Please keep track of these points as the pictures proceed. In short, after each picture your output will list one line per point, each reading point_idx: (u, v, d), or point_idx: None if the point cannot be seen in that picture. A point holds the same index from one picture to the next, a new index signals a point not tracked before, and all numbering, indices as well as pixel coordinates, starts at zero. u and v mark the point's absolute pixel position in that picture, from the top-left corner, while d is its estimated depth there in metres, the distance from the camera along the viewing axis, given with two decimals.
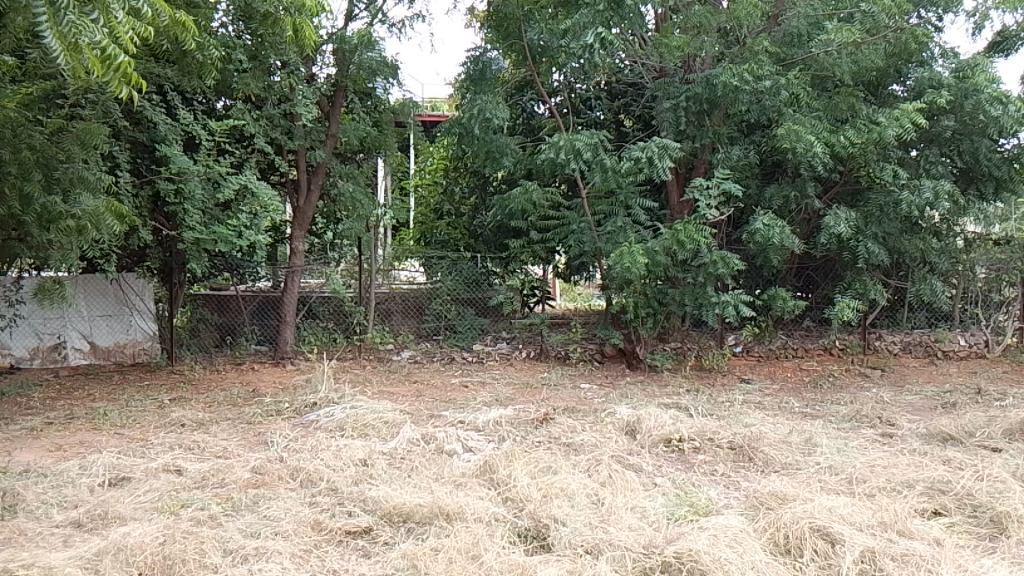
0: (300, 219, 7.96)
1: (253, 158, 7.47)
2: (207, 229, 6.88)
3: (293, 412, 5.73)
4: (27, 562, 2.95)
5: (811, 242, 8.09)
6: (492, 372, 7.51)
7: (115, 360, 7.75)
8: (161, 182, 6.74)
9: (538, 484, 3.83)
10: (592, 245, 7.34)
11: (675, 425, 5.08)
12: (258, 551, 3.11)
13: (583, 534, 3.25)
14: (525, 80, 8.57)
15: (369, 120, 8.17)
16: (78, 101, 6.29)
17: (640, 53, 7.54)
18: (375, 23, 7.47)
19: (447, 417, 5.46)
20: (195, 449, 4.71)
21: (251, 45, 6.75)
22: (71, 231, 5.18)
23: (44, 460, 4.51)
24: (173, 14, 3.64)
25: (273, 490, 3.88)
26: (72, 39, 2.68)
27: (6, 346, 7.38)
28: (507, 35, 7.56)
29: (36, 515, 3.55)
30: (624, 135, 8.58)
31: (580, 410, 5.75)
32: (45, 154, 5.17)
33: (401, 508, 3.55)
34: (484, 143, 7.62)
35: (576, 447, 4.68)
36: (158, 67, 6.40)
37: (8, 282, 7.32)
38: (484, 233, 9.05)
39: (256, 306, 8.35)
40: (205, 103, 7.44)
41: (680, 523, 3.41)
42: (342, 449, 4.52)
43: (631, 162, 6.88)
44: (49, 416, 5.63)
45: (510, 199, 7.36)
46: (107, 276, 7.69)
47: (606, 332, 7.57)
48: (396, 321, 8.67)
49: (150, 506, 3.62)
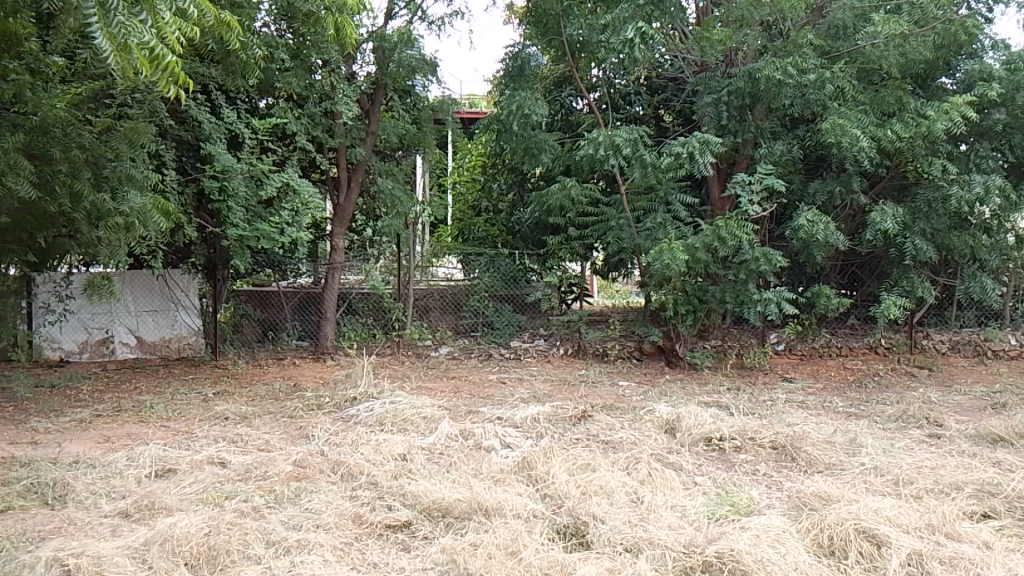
0: (341, 217, 8.06)
1: (295, 156, 7.56)
2: (250, 227, 7.00)
3: (333, 406, 5.80)
4: (77, 550, 3.02)
5: (856, 238, 7.93)
6: (530, 369, 7.50)
7: (160, 354, 7.95)
8: (205, 181, 6.86)
9: (577, 482, 3.80)
10: (631, 242, 7.30)
11: (715, 423, 5.00)
12: (300, 543, 3.15)
13: (622, 532, 3.23)
14: (564, 76, 8.54)
15: (408, 117, 8.21)
16: (126, 101, 6.43)
17: (681, 47, 7.46)
18: (415, 20, 7.51)
19: (485, 413, 5.47)
20: (239, 442, 4.79)
21: (293, 44, 6.84)
22: (120, 229, 5.29)
23: (92, 451, 4.62)
24: (219, 14, 3.69)
25: (314, 484, 3.93)
26: (122, 40, 2.74)
27: (57, 340, 7.59)
28: (546, 31, 7.55)
29: (86, 505, 3.65)
30: (664, 131, 8.49)
31: (618, 408, 5.72)
32: (95, 153, 5.27)
33: (440, 504, 3.56)
34: (522, 139, 7.61)
35: (614, 445, 4.64)
36: (202, 67, 6.53)
37: (58, 278, 7.52)
38: (522, 230, 9.03)
39: (297, 302, 8.47)
40: (247, 102, 7.56)
41: (720, 523, 3.36)
42: (382, 444, 4.56)
43: (671, 158, 6.82)
44: (98, 409, 5.77)
45: (548, 196, 7.35)
46: (153, 272, 7.87)
47: (645, 330, 7.52)
48: (434, 318, 8.69)
49: (195, 498, 3.69)
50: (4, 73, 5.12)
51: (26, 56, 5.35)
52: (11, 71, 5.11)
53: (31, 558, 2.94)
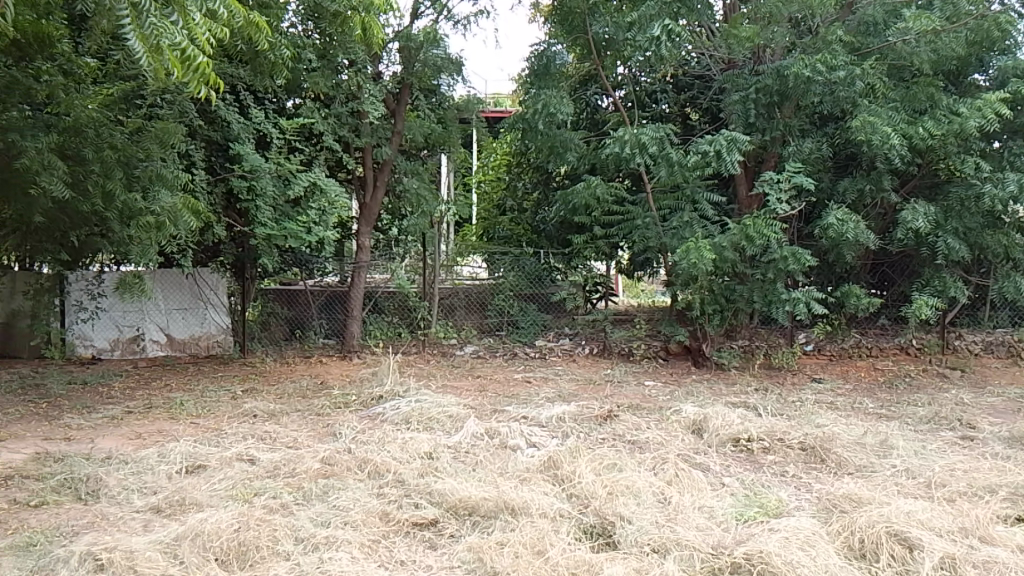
0: (367, 216, 8.12)
1: (322, 155, 7.63)
2: (278, 226, 7.11)
3: (360, 404, 5.85)
4: (110, 545, 3.06)
5: (887, 237, 7.81)
6: (555, 368, 7.49)
7: (190, 352, 8.04)
8: (234, 180, 6.94)
9: (603, 482, 3.79)
10: (657, 241, 7.26)
11: (743, 424, 4.97)
12: (328, 540, 3.17)
13: (650, 532, 3.21)
14: (589, 75, 8.51)
15: (434, 117, 8.20)
16: (157, 102, 6.51)
17: (708, 45, 7.40)
18: (441, 20, 7.53)
19: (510, 412, 5.47)
20: (267, 439, 4.84)
21: (320, 44, 6.89)
22: (151, 227, 5.24)
23: (124, 447, 4.70)
24: (247, 15, 3.74)
25: (341, 481, 3.96)
26: (153, 41, 2.79)
27: (89, 338, 7.72)
28: (571, 29, 7.54)
29: (118, 500, 3.71)
30: (691, 128, 8.44)
31: (644, 408, 5.69)
32: (126, 154, 5.33)
33: (467, 502, 3.58)
34: (547, 138, 7.59)
35: (641, 445, 4.62)
36: (231, 67, 6.60)
37: (90, 276, 7.64)
38: (547, 229, 9.02)
39: (324, 301, 8.51)
40: (275, 102, 7.63)
41: (748, 525, 3.33)
42: (408, 441, 4.58)
43: (698, 156, 6.78)
44: (129, 405, 5.86)
45: (573, 194, 7.33)
46: (182, 270, 7.94)
47: (671, 330, 7.47)
48: (460, 317, 8.72)
49: (225, 494, 3.74)
50: (38, 74, 5.22)
51: (58, 57, 5.45)
52: (44, 72, 5.22)
53: (66, 552, 2.99)
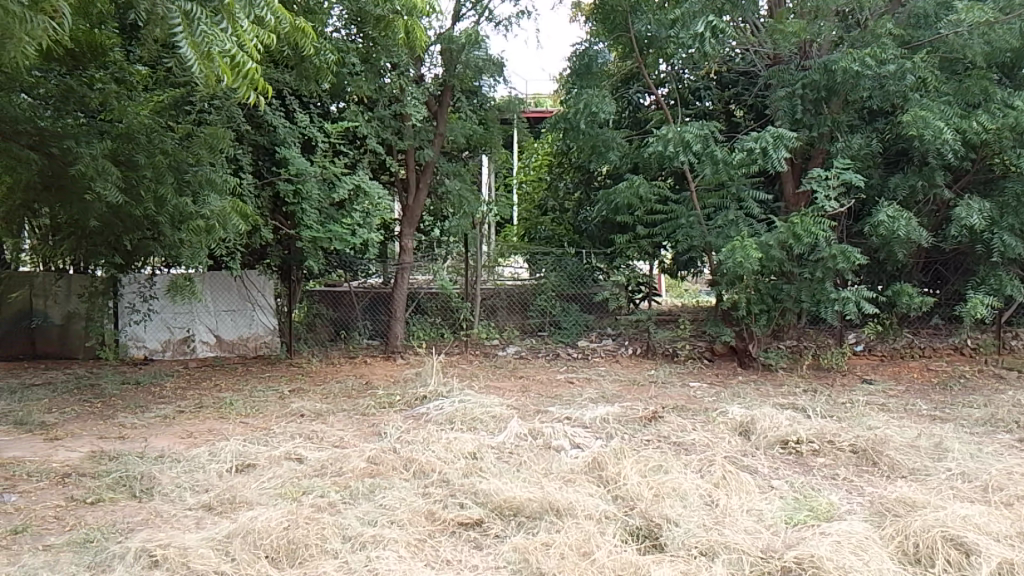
0: (409, 218, 8.19)
1: (366, 158, 7.72)
2: (323, 228, 7.22)
3: (404, 404, 5.90)
4: (164, 542, 3.14)
5: (939, 234, 7.61)
6: (598, 369, 7.45)
7: (238, 352, 8.20)
8: (281, 184, 7.05)
9: (649, 483, 3.77)
10: (702, 240, 7.17)
11: (791, 426, 4.88)
12: (375, 538, 3.20)
13: (697, 535, 3.18)
14: (631, 73, 8.46)
15: (475, 118, 8.25)
16: (205, 107, 6.62)
17: (753, 40, 7.30)
18: (482, 21, 7.55)
19: (554, 413, 5.46)
20: (314, 438, 4.92)
21: (363, 48, 6.98)
22: (201, 231, 5.45)
23: (176, 446, 4.81)
24: (293, 21, 3.81)
25: (388, 480, 4.00)
26: (205, 48, 2.84)
27: (142, 339, 7.90)
28: (613, 27, 7.51)
29: (171, 498, 3.79)
30: (736, 125, 8.34)
31: (690, 409, 5.63)
32: (176, 158, 5.44)
33: (512, 502, 3.58)
34: (589, 137, 7.56)
35: (687, 446, 4.58)
36: (277, 73, 6.73)
37: (143, 278, 7.81)
38: (588, 229, 8.96)
39: (368, 301, 8.65)
40: (320, 106, 7.73)
41: (799, 529, 3.28)
42: (453, 441, 4.61)
43: (743, 153, 6.68)
44: (181, 405, 6.01)
45: (616, 193, 7.30)
46: (231, 273, 8.10)
47: (717, 330, 7.35)
48: (502, 317, 8.74)
49: (274, 492, 3.80)
50: (91, 82, 5.46)
51: (111, 66, 5.70)
52: (98, 80, 5.46)
53: (122, 549, 3.08)
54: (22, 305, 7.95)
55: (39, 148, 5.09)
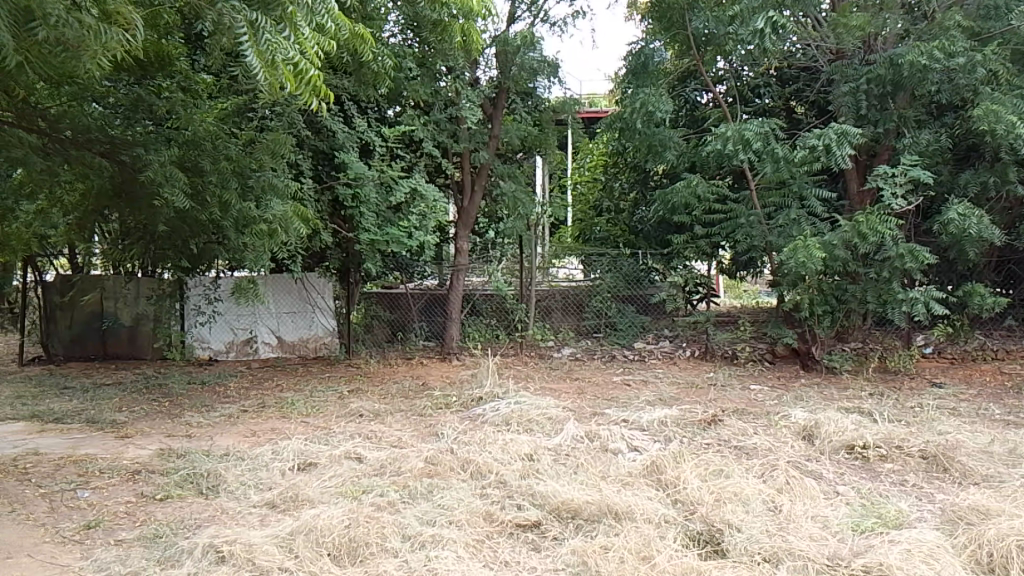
0: (465, 219, 8.23)
1: (423, 162, 7.82)
2: (381, 231, 7.36)
3: (460, 405, 5.94)
4: (230, 538, 3.22)
5: (1013, 232, 7.32)
6: (655, 371, 7.38)
7: (299, 353, 8.39)
8: (340, 188, 7.19)
9: (710, 488, 3.71)
10: (762, 239, 7.06)
11: (857, 430, 4.75)
12: (435, 538, 3.23)
13: (761, 541, 3.11)
14: (688, 71, 8.36)
15: (530, 119, 8.28)
16: (267, 114, 6.79)
17: (814, 35, 7.14)
18: (537, 22, 7.55)
19: (611, 415, 5.42)
20: (373, 438, 4.99)
21: (420, 53, 7.07)
22: (264, 234, 5.55)
23: (240, 444, 4.94)
24: (353, 27, 3.89)
25: (446, 480, 4.03)
26: (270, 56, 2.92)
27: (207, 340, 8.14)
28: (670, 25, 7.44)
29: (237, 495, 3.89)
30: (797, 122, 8.17)
31: (750, 412, 5.52)
32: (240, 164, 5.56)
33: (570, 504, 3.56)
34: (645, 137, 7.50)
35: (748, 450, 4.49)
36: (337, 78, 6.86)
37: (208, 281, 8.01)
38: (645, 229, 8.88)
39: (424, 304, 8.74)
40: (377, 111, 7.83)
41: (866, 536, 3.18)
42: (509, 443, 4.61)
43: (806, 151, 6.53)
44: (244, 404, 6.16)
45: (673, 193, 7.25)
46: (292, 276, 8.27)
47: (779, 331, 7.18)
48: (557, 318, 8.72)
49: (335, 491, 3.87)
50: (158, 90, 5.70)
51: (177, 75, 5.90)
52: (164, 89, 5.72)
53: (190, 544, 3.17)
54: (94, 307, 8.18)
55: (110, 156, 5.31)
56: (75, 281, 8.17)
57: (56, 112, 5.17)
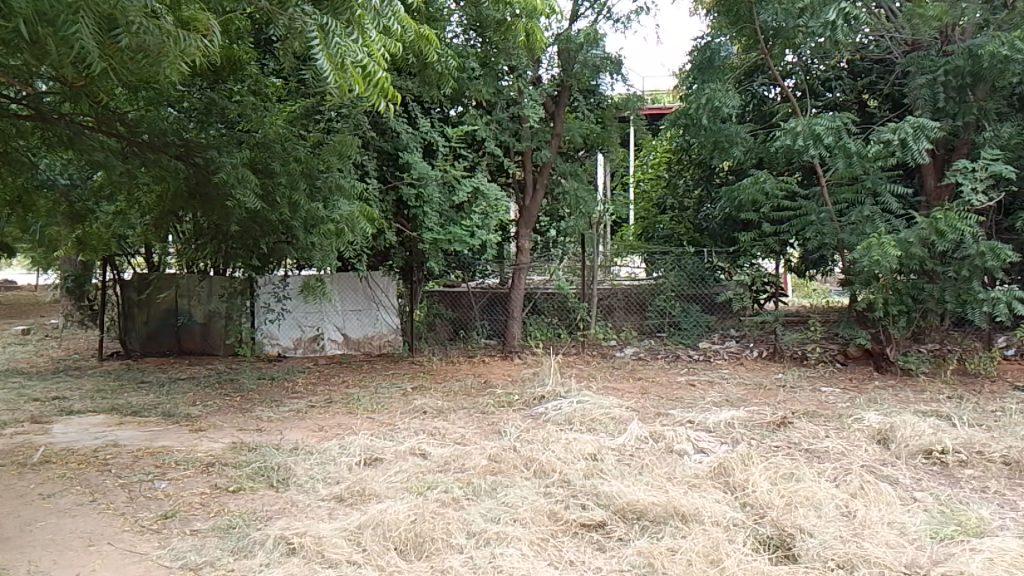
0: (526, 218, 8.25)
1: (485, 161, 7.88)
2: (444, 230, 7.43)
3: (522, 403, 5.95)
4: (301, 530, 3.30)
5: None
6: (721, 372, 7.25)
7: (364, 351, 8.53)
8: (404, 188, 7.28)
9: (780, 491, 3.63)
10: (834, 237, 6.84)
11: (935, 435, 4.58)
12: (499, 535, 3.24)
13: (834, 547, 3.03)
14: (756, 65, 8.20)
15: (593, 117, 8.24)
16: (333, 116, 6.91)
17: (888, 26, 6.91)
18: (600, 20, 7.50)
19: (675, 416, 5.35)
20: (437, 435, 5.04)
21: (482, 52, 7.11)
22: (331, 234, 5.74)
23: (309, 439, 5.05)
24: (418, 28, 3.91)
25: (509, 478, 4.04)
26: (339, 59, 2.97)
27: (276, 337, 8.33)
28: (737, 19, 7.27)
29: (306, 488, 3.98)
30: (871, 116, 7.90)
31: (821, 415, 5.38)
32: (308, 165, 5.67)
33: (635, 505, 3.53)
34: (711, 133, 7.41)
35: (819, 454, 4.37)
36: (401, 80, 6.97)
37: (276, 280, 8.19)
38: (709, 227, 8.80)
39: (486, 302, 8.84)
40: (440, 111, 7.90)
41: (946, 544, 3.07)
42: (572, 442, 4.59)
43: (880, 145, 6.33)
44: (313, 400, 6.31)
45: (740, 190, 7.14)
46: (358, 274, 8.39)
47: (851, 332, 6.96)
48: (619, 317, 8.70)
49: (401, 486, 3.93)
50: (230, 94, 5.89)
51: (248, 79, 6.08)
52: (236, 92, 5.92)
53: (262, 536, 3.26)
54: (169, 305, 8.43)
55: (185, 158, 5.49)
56: (151, 280, 8.45)
57: (134, 115, 5.38)
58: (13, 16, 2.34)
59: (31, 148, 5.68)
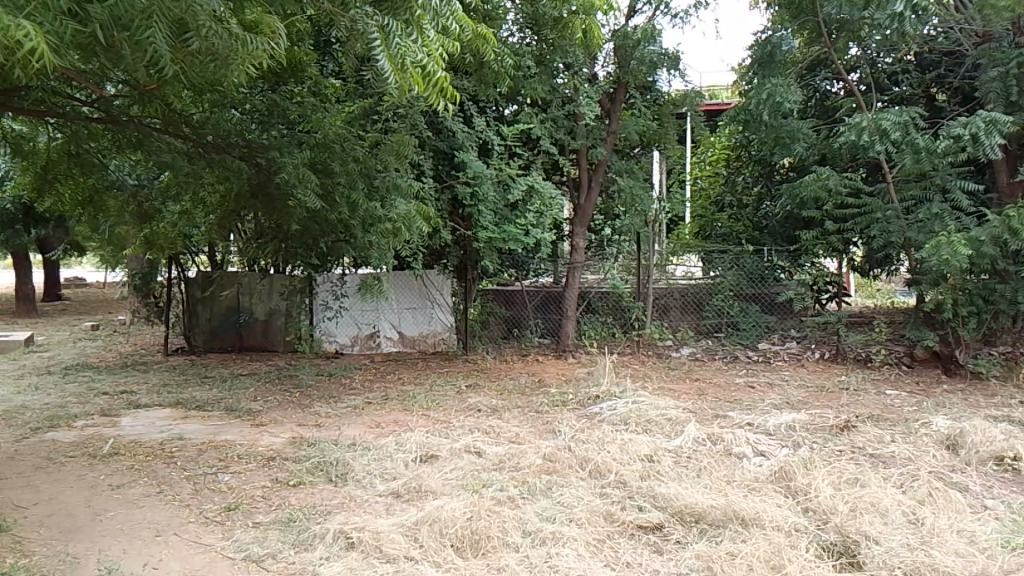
0: (581, 217, 8.23)
1: (540, 160, 7.87)
2: (498, 229, 7.43)
3: (577, 403, 5.93)
4: (359, 525, 3.35)
5: None
6: (781, 373, 7.10)
7: (419, 348, 8.61)
8: (459, 187, 7.33)
9: (844, 497, 3.53)
10: (900, 236, 6.62)
11: (1008, 441, 4.40)
12: (555, 535, 3.23)
13: (901, 555, 2.94)
14: (818, 59, 8.01)
15: (650, 113, 8.19)
16: (390, 116, 7.00)
17: (958, 16, 6.68)
18: (658, 15, 7.42)
19: (734, 418, 5.25)
20: (491, 433, 5.06)
21: (538, 50, 7.10)
22: (389, 233, 5.84)
23: (367, 435, 5.13)
24: (476, 28, 3.92)
25: (564, 478, 4.03)
26: (400, 60, 3.00)
27: (333, 334, 8.51)
28: (799, 12, 7.16)
29: (363, 484, 4.04)
30: (939, 110, 7.65)
31: (887, 419, 5.22)
32: (367, 165, 5.75)
33: (694, 508, 3.48)
34: (772, 129, 7.28)
35: (885, 459, 4.24)
36: (457, 79, 7.02)
37: (335, 278, 8.39)
38: (770, 225, 8.63)
39: (540, 301, 8.82)
40: (495, 110, 7.92)
41: (1020, 554, 2.95)
42: (628, 443, 4.55)
43: (950, 140, 6.12)
44: (369, 396, 6.39)
45: (801, 187, 6.98)
46: (413, 273, 8.48)
47: (919, 334, 6.73)
48: (675, 317, 8.58)
49: (457, 483, 3.95)
50: (292, 96, 6.03)
51: (308, 81, 6.20)
52: (297, 94, 6.05)
53: (321, 530, 3.32)
54: (231, 302, 8.62)
55: (248, 159, 5.61)
56: (214, 278, 8.63)
57: (199, 117, 5.54)
58: (89, 21, 2.40)
59: (102, 150, 5.89)
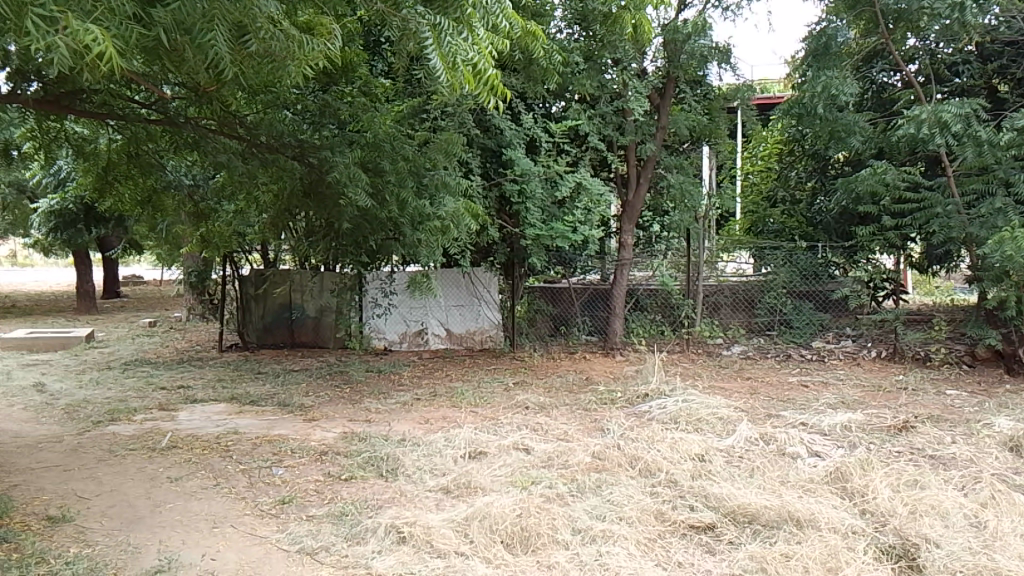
0: (629, 213, 8.14)
1: (587, 156, 7.85)
2: (546, 227, 7.42)
3: (626, 401, 5.90)
4: (410, 520, 3.39)
5: None
6: (836, 372, 6.95)
7: (466, 346, 8.67)
8: (506, 184, 7.33)
9: (903, 499, 3.45)
10: (961, 232, 6.43)
11: None
12: (605, 533, 3.22)
13: (963, 559, 2.85)
14: (876, 50, 7.82)
15: (700, 108, 8.09)
16: (438, 115, 7.05)
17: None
18: (709, 9, 7.32)
19: (787, 418, 5.15)
20: (540, 430, 5.07)
21: (586, 46, 7.05)
22: (438, 230, 5.97)
23: (417, 430, 5.19)
24: (525, 24, 3.90)
25: (614, 476, 4.01)
26: (452, 58, 3.00)
27: (382, 331, 8.60)
28: (855, 2, 6.95)
29: (414, 479, 4.08)
30: (1002, 102, 7.41)
31: (947, 419, 5.07)
32: (416, 164, 5.83)
33: (747, 509, 3.43)
34: (827, 122, 7.11)
35: (945, 460, 4.12)
36: (505, 76, 7.03)
37: (383, 276, 8.47)
38: (824, 220, 8.51)
39: (587, 298, 8.79)
40: (544, 107, 7.92)
41: None
42: (678, 441, 4.51)
43: (1015, 132, 5.98)
44: (418, 393, 6.46)
45: (857, 181, 6.81)
46: (461, 270, 8.51)
47: (981, 332, 6.53)
48: (725, 315, 8.50)
49: (506, 480, 3.97)
50: (343, 95, 6.13)
51: (358, 80, 6.28)
52: (348, 94, 6.15)
53: (374, 523, 3.38)
54: (284, 299, 8.79)
55: (300, 159, 5.69)
56: (266, 275, 8.76)
57: (253, 118, 5.65)
58: (154, 25, 2.50)
59: (160, 151, 6.06)
